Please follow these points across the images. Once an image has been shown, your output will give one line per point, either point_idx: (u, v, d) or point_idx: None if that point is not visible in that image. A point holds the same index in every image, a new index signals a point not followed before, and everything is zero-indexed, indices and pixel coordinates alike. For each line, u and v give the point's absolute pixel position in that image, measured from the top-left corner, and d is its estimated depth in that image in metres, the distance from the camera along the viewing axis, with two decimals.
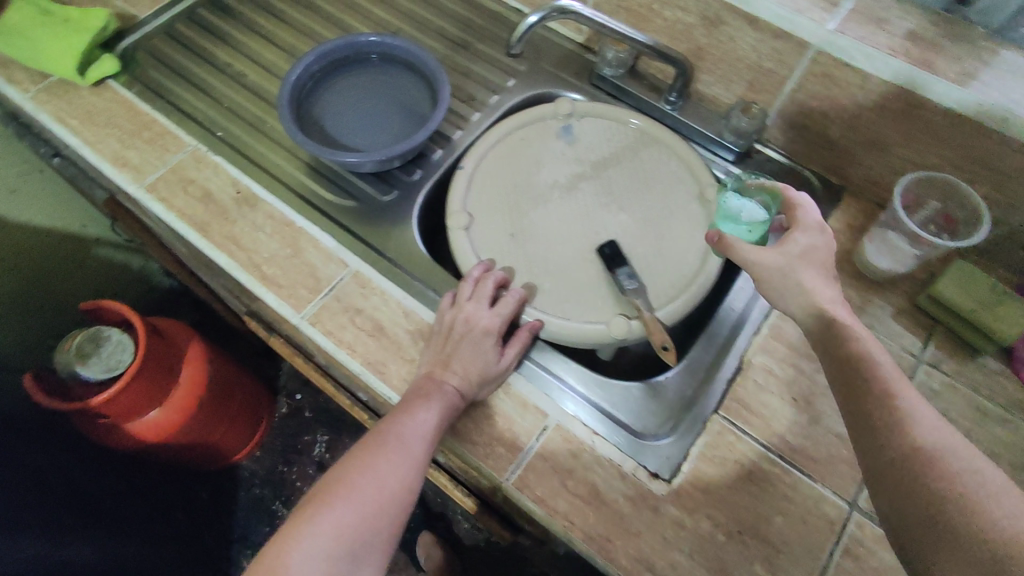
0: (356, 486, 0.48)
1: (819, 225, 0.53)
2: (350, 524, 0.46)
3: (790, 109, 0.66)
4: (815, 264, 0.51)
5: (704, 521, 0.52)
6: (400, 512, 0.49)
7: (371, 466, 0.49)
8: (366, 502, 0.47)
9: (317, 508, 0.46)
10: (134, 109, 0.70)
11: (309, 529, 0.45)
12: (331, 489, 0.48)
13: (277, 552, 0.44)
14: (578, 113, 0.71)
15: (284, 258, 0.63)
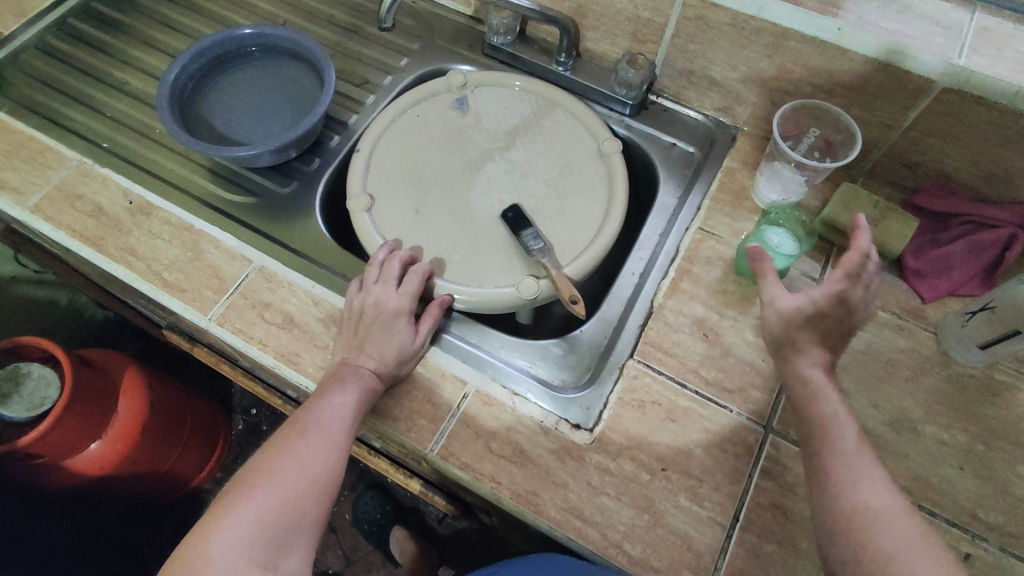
0: (273, 474, 0.47)
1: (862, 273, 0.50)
2: (269, 514, 0.45)
3: (674, 56, 0.68)
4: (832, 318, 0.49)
5: (629, 463, 0.53)
6: (325, 496, 0.48)
7: (288, 453, 0.48)
8: (285, 489, 0.47)
9: (235, 502, 0.46)
10: (9, 129, 0.67)
11: (228, 524, 0.44)
12: (248, 481, 0.47)
13: (195, 550, 0.44)
14: (472, 84, 0.72)
15: (185, 262, 0.61)
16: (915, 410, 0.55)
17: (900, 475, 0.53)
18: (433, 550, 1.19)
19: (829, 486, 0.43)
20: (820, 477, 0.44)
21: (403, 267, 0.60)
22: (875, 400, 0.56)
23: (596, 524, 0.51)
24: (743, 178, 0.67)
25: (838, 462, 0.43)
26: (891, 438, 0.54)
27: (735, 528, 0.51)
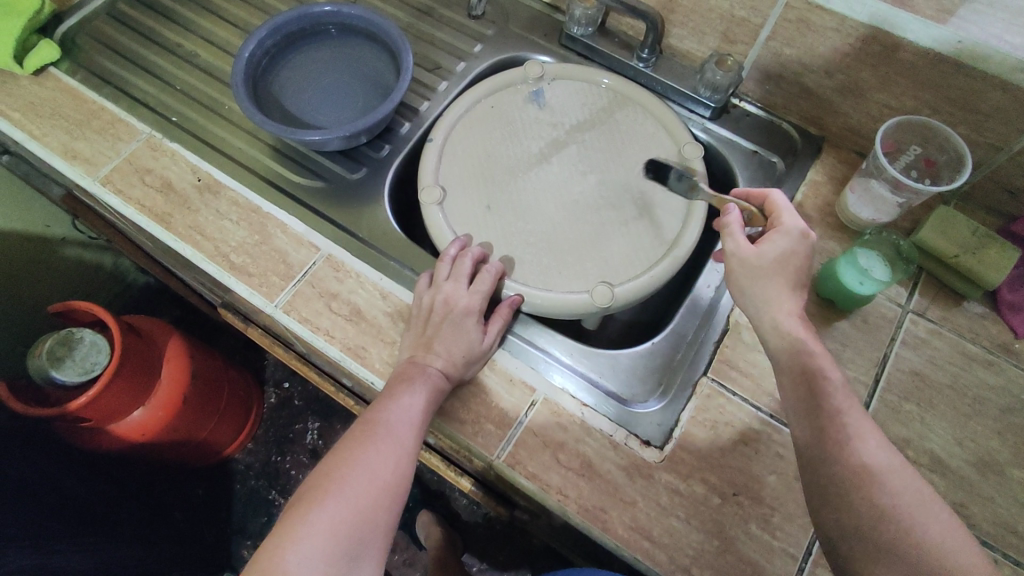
0: (346, 480, 0.46)
1: (802, 233, 0.49)
2: (346, 521, 0.44)
3: (766, 59, 0.64)
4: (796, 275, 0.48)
5: (699, 485, 0.52)
6: (395, 504, 0.48)
7: (359, 459, 0.48)
8: (358, 497, 0.46)
9: (309, 510, 0.44)
10: (80, 97, 0.67)
11: (303, 529, 0.43)
12: (320, 489, 0.46)
13: (269, 561, 0.41)
14: (549, 76, 0.69)
15: (252, 245, 0.60)
16: (1002, 452, 0.53)
17: (983, 519, 0.50)
18: (458, 537, 1.20)
19: (844, 514, 0.41)
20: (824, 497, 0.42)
21: (474, 264, 0.58)
22: (960, 439, 0.53)
23: (664, 547, 0.50)
24: (828, 193, 0.64)
25: (862, 488, 0.40)
26: (976, 479, 0.52)
27: (808, 562, 0.49)
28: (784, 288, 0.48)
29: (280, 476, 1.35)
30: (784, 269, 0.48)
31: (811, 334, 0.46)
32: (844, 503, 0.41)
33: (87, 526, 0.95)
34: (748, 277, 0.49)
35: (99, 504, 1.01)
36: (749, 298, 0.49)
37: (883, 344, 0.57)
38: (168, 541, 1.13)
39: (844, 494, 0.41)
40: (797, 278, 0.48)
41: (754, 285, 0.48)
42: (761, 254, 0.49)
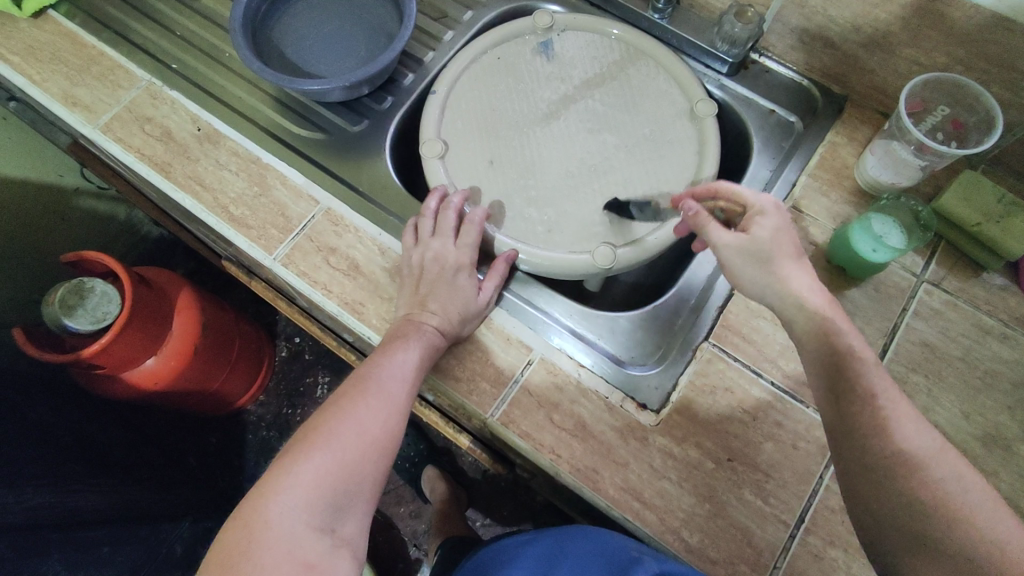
0: (334, 435, 0.46)
1: (774, 205, 0.47)
2: (331, 473, 0.45)
3: (788, 10, 0.60)
4: (789, 245, 0.46)
5: (694, 449, 0.51)
6: (384, 458, 0.48)
7: (349, 414, 0.48)
8: (346, 452, 0.46)
9: (294, 462, 0.45)
10: (80, 41, 0.66)
11: (289, 480, 0.44)
12: (308, 441, 0.46)
13: (253, 512, 0.42)
14: (559, 26, 0.66)
15: (252, 197, 0.59)
16: (1010, 427, 0.51)
17: None
18: (463, 492, 1.22)
19: (883, 501, 0.39)
20: (865, 485, 0.39)
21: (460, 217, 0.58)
22: (966, 411, 0.52)
23: (655, 509, 0.50)
24: (847, 156, 0.61)
25: (902, 475, 0.38)
26: (980, 454, 0.51)
27: (800, 529, 0.49)
28: (786, 261, 0.44)
29: (291, 428, 1.38)
30: (780, 240, 0.45)
31: (832, 303, 0.43)
32: (881, 489, 0.38)
33: (107, 469, 0.99)
34: (746, 264, 0.45)
35: (118, 449, 1.05)
36: (754, 285, 0.45)
37: (894, 313, 0.56)
38: (185, 486, 1.17)
39: (883, 481, 0.38)
40: (789, 250, 0.45)
41: (755, 271, 0.45)
42: (753, 239, 0.45)
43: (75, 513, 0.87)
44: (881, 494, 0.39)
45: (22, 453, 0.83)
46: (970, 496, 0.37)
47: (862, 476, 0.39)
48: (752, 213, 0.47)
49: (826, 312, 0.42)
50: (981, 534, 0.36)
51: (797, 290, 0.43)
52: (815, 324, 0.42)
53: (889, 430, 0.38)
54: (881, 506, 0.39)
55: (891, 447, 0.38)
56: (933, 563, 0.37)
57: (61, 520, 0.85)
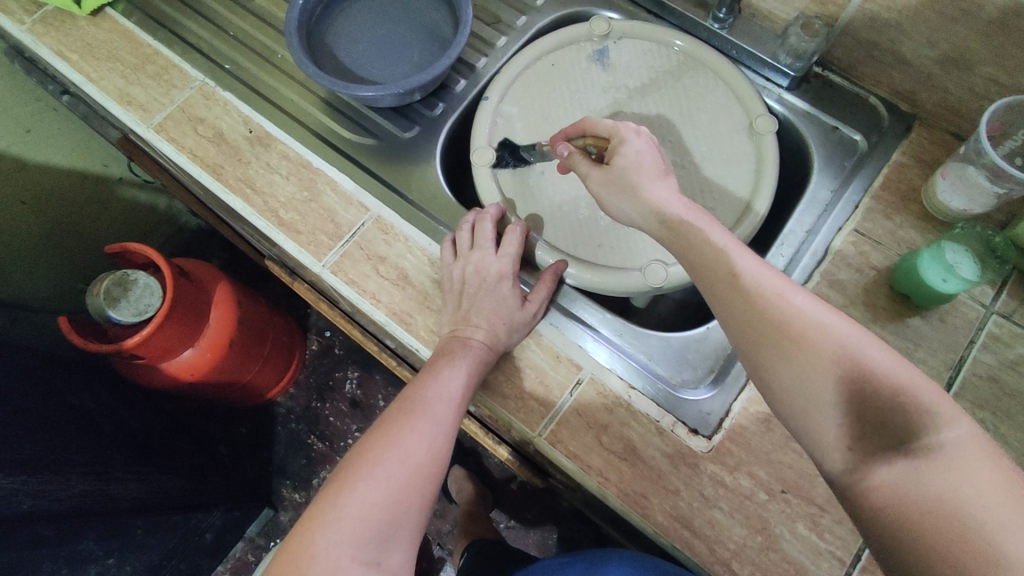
0: (380, 461, 0.46)
1: (633, 127, 0.50)
2: (379, 503, 0.45)
3: (858, 24, 0.58)
4: (656, 163, 0.48)
5: (746, 479, 0.50)
6: (431, 486, 0.48)
7: (394, 439, 0.48)
8: (393, 479, 0.46)
9: (341, 491, 0.45)
10: (136, 40, 0.66)
11: (336, 512, 0.44)
12: (355, 468, 0.46)
13: (304, 544, 0.43)
14: (616, 33, 0.65)
15: (302, 202, 0.59)
16: None
17: None
18: (488, 493, 1.22)
19: (783, 375, 0.39)
20: (762, 367, 0.40)
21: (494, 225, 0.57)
22: None
23: (705, 538, 0.49)
24: (914, 177, 0.59)
25: (783, 340, 0.39)
26: None
27: (856, 568, 0.47)
28: (649, 181, 0.47)
29: (319, 421, 1.40)
30: (640, 165, 0.48)
31: (692, 208, 0.46)
32: (776, 360, 0.39)
33: (148, 455, 1.00)
34: (614, 195, 0.49)
35: (156, 436, 1.06)
36: (624, 213, 0.48)
37: (961, 346, 0.53)
38: (222, 474, 1.18)
39: (772, 350, 0.39)
40: (652, 170, 0.48)
41: (622, 200, 0.48)
42: (615, 167, 0.49)
43: (115, 499, 0.88)
44: (777, 362, 0.39)
45: (64, 441, 0.84)
46: (877, 355, 0.37)
47: (768, 367, 0.39)
48: (614, 145, 0.50)
49: (684, 217, 0.45)
50: (896, 390, 0.35)
51: (658, 206, 0.46)
52: (691, 236, 0.44)
53: (761, 300, 0.40)
54: (785, 384, 0.38)
55: (769, 318, 0.39)
56: (864, 435, 0.35)
57: (101, 506, 0.85)
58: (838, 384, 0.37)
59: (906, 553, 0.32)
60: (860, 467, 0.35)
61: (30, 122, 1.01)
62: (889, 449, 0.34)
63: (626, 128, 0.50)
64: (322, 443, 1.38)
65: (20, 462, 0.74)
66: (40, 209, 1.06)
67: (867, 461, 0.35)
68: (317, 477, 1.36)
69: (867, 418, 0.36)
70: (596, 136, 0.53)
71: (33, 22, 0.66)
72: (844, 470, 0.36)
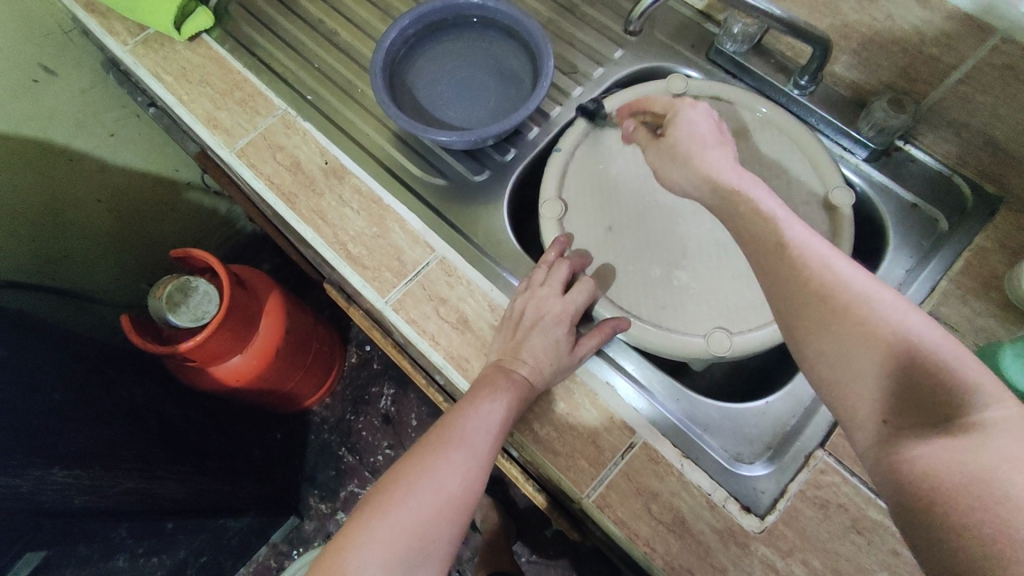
0: (413, 489, 0.47)
1: (691, 105, 0.52)
2: (408, 531, 0.45)
3: (949, 103, 0.56)
4: (711, 129, 0.50)
5: (799, 566, 0.48)
6: (461, 518, 0.47)
7: (429, 469, 0.48)
8: (423, 508, 0.46)
9: (374, 517, 0.45)
10: (227, 66, 0.69)
11: (368, 539, 0.44)
12: (389, 494, 0.46)
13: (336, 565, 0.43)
14: (692, 92, 0.65)
15: (370, 237, 0.60)
16: None
17: None
18: (511, 525, 1.21)
19: (821, 340, 0.38)
20: (796, 331, 0.40)
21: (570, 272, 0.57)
22: None
23: None
24: (997, 264, 0.57)
25: (820, 302, 0.38)
26: None
27: None
28: (702, 151, 0.48)
29: (351, 433, 1.41)
30: (696, 137, 0.49)
31: (742, 176, 0.46)
32: (814, 324, 0.38)
33: (188, 454, 1.02)
34: (669, 164, 0.50)
35: (197, 435, 1.08)
36: (682, 182, 0.49)
37: None
38: (254, 479, 1.20)
39: (807, 313, 0.39)
40: (705, 141, 0.49)
41: (677, 168, 0.49)
42: (669, 140, 0.51)
43: (154, 498, 0.90)
44: (812, 326, 0.38)
45: (115, 436, 0.87)
46: (921, 327, 0.36)
47: (807, 333, 0.39)
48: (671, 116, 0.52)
49: (734, 183, 0.45)
50: (939, 363, 0.34)
51: (708, 175, 0.46)
52: (742, 207, 0.44)
53: (801, 263, 0.40)
54: (821, 345, 0.38)
55: (811, 281, 0.39)
56: (897, 400, 0.35)
57: (141, 504, 0.87)
58: (882, 358, 0.36)
59: (927, 517, 0.31)
60: (898, 444, 0.34)
61: (116, 127, 1.06)
62: (929, 425, 0.33)
63: (683, 104, 0.52)
64: (352, 456, 1.39)
65: (75, 455, 0.77)
66: (113, 208, 1.11)
67: (912, 439, 0.33)
68: (344, 490, 1.37)
69: (904, 387, 0.35)
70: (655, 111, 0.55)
71: (135, 43, 0.70)
72: (886, 448, 0.34)
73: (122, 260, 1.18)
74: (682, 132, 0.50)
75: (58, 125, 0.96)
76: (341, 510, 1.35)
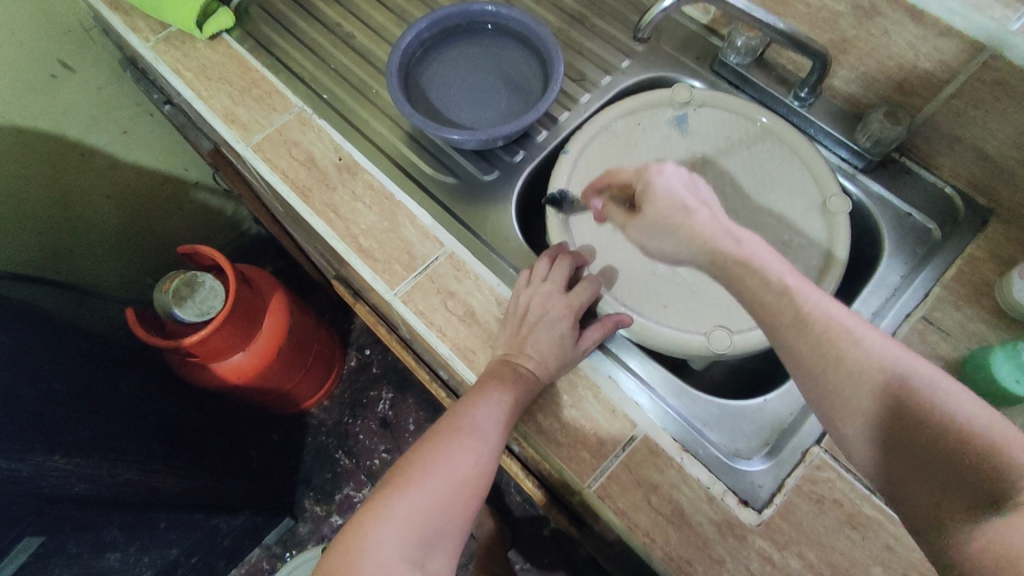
0: (428, 472, 0.48)
1: (657, 170, 0.51)
2: (425, 512, 0.46)
3: (942, 116, 0.58)
4: (688, 190, 0.49)
5: (794, 559, 0.49)
6: (473, 501, 0.49)
7: (444, 453, 0.49)
8: (439, 490, 0.47)
9: (391, 496, 0.47)
10: (245, 64, 0.71)
11: (385, 518, 0.45)
12: (405, 476, 0.48)
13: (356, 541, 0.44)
14: (697, 101, 0.67)
15: (381, 231, 0.62)
16: None
17: None
18: (507, 531, 1.21)
19: (856, 418, 0.38)
20: (827, 406, 0.40)
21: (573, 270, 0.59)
22: None
23: None
24: (988, 272, 0.59)
25: (850, 377, 0.38)
26: None
27: None
28: (685, 220, 0.47)
29: (348, 437, 1.41)
30: (674, 207, 0.48)
31: (734, 235, 0.45)
32: (846, 402, 0.38)
33: (186, 451, 1.02)
34: (652, 237, 0.49)
35: (195, 432, 1.08)
36: (666, 253, 0.48)
37: None
38: (249, 479, 1.19)
39: (836, 389, 0.39)
40: (686, 206, 0.47)
41: (659, 239, 0.48)
42: (647, 215, 0.49)
43: (150, 493, 0.90)
44: (845, 402, 0.38)
45: (115, 427, 0.87)
46: (957, 400, 0.36)
47: (841, 411, 0.39)
48: (642, 188, 0.51)
49: (735, 253, 0.43)
50: (981, 444, 0.34)
51: (703, 245, 0.45)
52: (746, 278, 0.42)
53: (825, 337, 0.39)
54: (857, 423, 0.38)
55: (840, 357, 0.39)
56: (940, 482, 0.35)
57: (137, 498, 0.87)
58: (917, 436, 0.36)
59: None
60: (947, 524, 0.34)
61: (129, 124, 1.07)
62: (975, 505, 0.33)
63: (650, 171, 0.51)
64: (348, 459, 1.39)
65: (75, 444, 0.77)
66: (120, 203, 1.13)
67: (962, 522, 0.34)
68: (340, 493, 1.37)
69: (931, 462, 0.35)
70: (623, 182, 0.55)
71: (157, 40, 0.73)
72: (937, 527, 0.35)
73: (125, 255, 1.19)
74: (657, 207, 0.48)
75: (73, 121, 0.98)
76: (335, 513, 1.35)
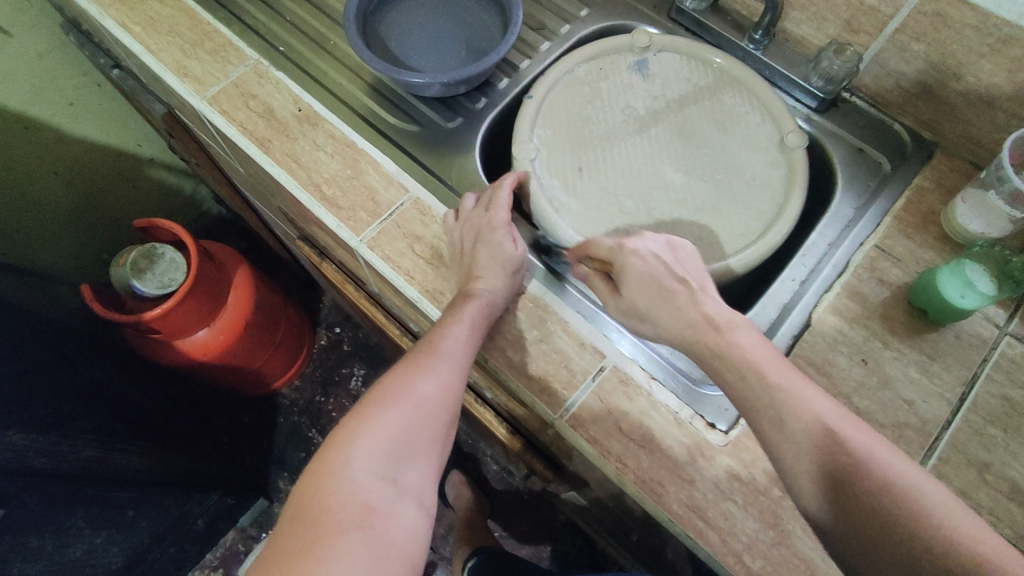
0: (395, 394, 0.49)
1: (630, 247, 0.51)
2: (393, 430, 0.47)
3: (888, 52, 0.60)
4: (672, 272, 0.50)
5: (761, 474, 0.50)
6: (444, 419, 0.50)
7: (409, 377, 0.50)
8: (406, 410, 0.48)
9: (359, 418, 0.47)
10: (196, 17, 0.69)
11: (355, 437, 0.46)
12: (372, 401, 0.48)
13: (326, 460, 0.45)
14: (656, 47, 0.68)
15: (344, 178, 0.61)
16: None
17: None
18: (485, 501, 1.21)
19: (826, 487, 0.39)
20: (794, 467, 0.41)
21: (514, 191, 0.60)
22: None
23: (718, 529, 0.49)
24: (934, 202, 0.61)
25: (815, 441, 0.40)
26: None
27: None
28: (666, 301, 0.49)
29: (321, 415, 1.40)
30: (650, 289, 0.50)
31: (727, 317, 0.47)
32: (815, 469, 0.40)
33: (150, 432, 0.99)
34: (634, 319, 0.51)
35: (161, 412, 1.05)
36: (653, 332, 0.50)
37: (974, 363, 0.54)
38: (221, 460, 1.17)
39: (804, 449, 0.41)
40: (662, 287, 0.49)
41: (641, 326, 0.51)
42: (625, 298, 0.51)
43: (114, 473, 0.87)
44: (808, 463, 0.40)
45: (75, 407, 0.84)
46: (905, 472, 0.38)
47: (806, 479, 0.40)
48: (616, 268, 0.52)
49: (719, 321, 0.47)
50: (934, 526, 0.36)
51: (684, 326, 0.48)
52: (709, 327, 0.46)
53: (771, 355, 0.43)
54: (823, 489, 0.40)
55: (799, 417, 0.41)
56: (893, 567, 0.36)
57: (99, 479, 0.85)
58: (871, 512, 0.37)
59: None
60: None
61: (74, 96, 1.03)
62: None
63: (624, 249, 0.52)
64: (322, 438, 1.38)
65: (32, 421, 0.74)
66: (70, 180, 1.09)
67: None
68: None
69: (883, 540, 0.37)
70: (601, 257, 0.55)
71: None
72: None
73: (77, 235, 1.15)
74: (634, 290, 0.50)
75: (13, 92, 0.93)
76: None
